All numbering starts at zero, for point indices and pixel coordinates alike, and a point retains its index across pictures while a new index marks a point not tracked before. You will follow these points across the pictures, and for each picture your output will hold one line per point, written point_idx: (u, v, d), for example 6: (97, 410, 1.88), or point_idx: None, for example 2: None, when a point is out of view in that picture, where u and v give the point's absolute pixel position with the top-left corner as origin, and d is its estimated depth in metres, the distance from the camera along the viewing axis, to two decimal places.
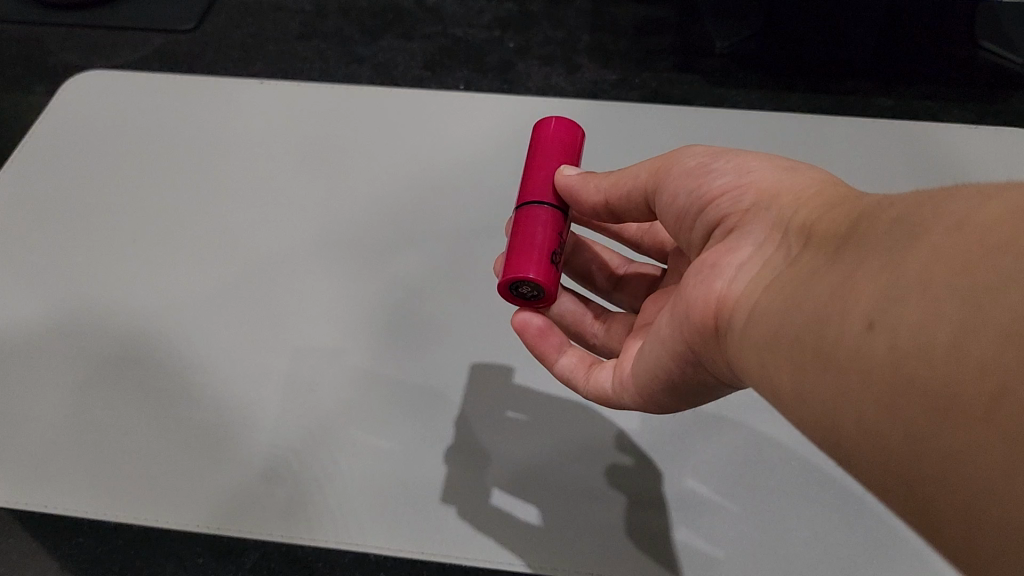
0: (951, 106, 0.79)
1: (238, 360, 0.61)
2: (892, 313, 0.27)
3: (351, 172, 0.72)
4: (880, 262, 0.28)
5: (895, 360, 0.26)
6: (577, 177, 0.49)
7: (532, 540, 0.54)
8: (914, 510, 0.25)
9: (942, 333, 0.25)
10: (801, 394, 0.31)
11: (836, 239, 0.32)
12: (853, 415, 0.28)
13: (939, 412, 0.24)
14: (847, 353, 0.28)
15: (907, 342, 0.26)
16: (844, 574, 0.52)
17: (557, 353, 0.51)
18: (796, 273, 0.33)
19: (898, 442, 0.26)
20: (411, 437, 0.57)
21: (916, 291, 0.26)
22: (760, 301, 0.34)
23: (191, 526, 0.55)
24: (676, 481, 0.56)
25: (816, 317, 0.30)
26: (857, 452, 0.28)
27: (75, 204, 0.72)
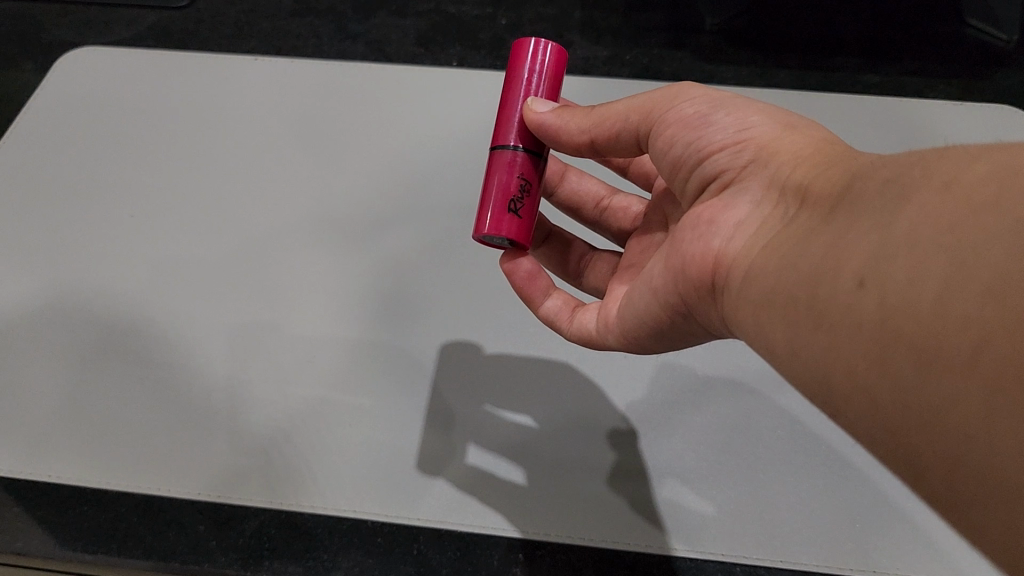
0: (938, 81, 0.80)
1: (238, 332, 0.63)
2: (882, 271, 0.28)
3: (346, 148, 0.73)
4: (873, 222, 0.30)
5: (882, 315, 0.27)
6: (552, 114, 0.48)
7: (524, 506, 0.55)
8: (895, 457, 0.27)
9: (929, 290, 0.26)
10: (793, 349, 0.32)
11: (831, 200, 0.34)
12: (840, 367, 0.29)
13: (920, 365, 0.26)
14: (837, 308, 0.29)
15: (897, 295, 0.27)
16: (828, 539, 0.54)
17: (541, 297, 0.52)
18: (794, 232, 0.35)
19: (882, 392, 0.27)
20: (406, 408, 0.59)
21: (906, 251, 0.28)
22: (757, 261, 0.36)
23: (193, 494, 0.56)
24: (665, 449, 0.57)
25: (810, 274, 0.31)
26: (843, 403, 0.29)
27: (72, 181, 0.73)
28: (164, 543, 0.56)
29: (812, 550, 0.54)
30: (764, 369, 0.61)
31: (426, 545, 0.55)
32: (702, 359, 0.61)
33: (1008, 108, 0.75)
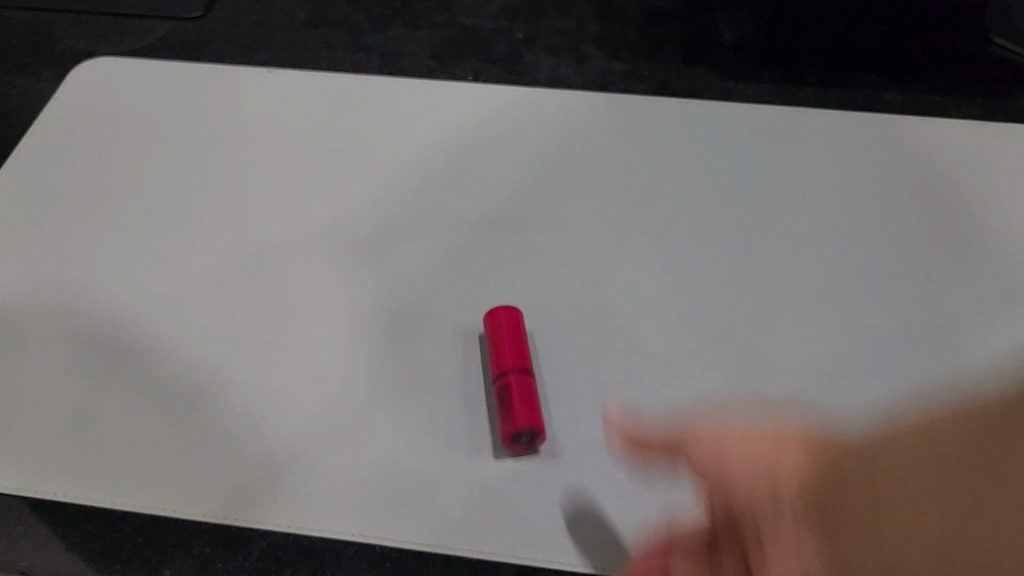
0: (959, 102, 0.79)
1: (247, 348, 0.62)
2: (882, 507, 0.36)
3: (360, 162, 0.73)
4: (866, 462, 0.36)
5: (874, 525, 0.36)
6: None
7: (534, 534, 0.54)
8: (889, 561, 0.36)
9: (911, 509, 0.36)
10: (847, 558, 0.36)
11: (832, 450, 0.37)
12: (866, 549, 0.36)
13: (910, 549, 0.36)
14: (859, 524, 0.35)
15: (896, 519, 0.36)
16: None
17: None
18: (828, 481, 0.36)
19: (889, 563, 0.36)
20: (414, 430, 0.58)
21: (906, 490, 0.36)
22: (783, 483, 0.37)
23: (200, 515, 0.55)
24: (679, 474, 0.56)
25: (832, 499, 0.36)
26: (858, 559, 0.36)
27: (83, 193, 0.72)
28: (170, 564, 0.55)
29: None
30: (781, 393, 0.59)
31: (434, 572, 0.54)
32: (718, 385, 0.60)
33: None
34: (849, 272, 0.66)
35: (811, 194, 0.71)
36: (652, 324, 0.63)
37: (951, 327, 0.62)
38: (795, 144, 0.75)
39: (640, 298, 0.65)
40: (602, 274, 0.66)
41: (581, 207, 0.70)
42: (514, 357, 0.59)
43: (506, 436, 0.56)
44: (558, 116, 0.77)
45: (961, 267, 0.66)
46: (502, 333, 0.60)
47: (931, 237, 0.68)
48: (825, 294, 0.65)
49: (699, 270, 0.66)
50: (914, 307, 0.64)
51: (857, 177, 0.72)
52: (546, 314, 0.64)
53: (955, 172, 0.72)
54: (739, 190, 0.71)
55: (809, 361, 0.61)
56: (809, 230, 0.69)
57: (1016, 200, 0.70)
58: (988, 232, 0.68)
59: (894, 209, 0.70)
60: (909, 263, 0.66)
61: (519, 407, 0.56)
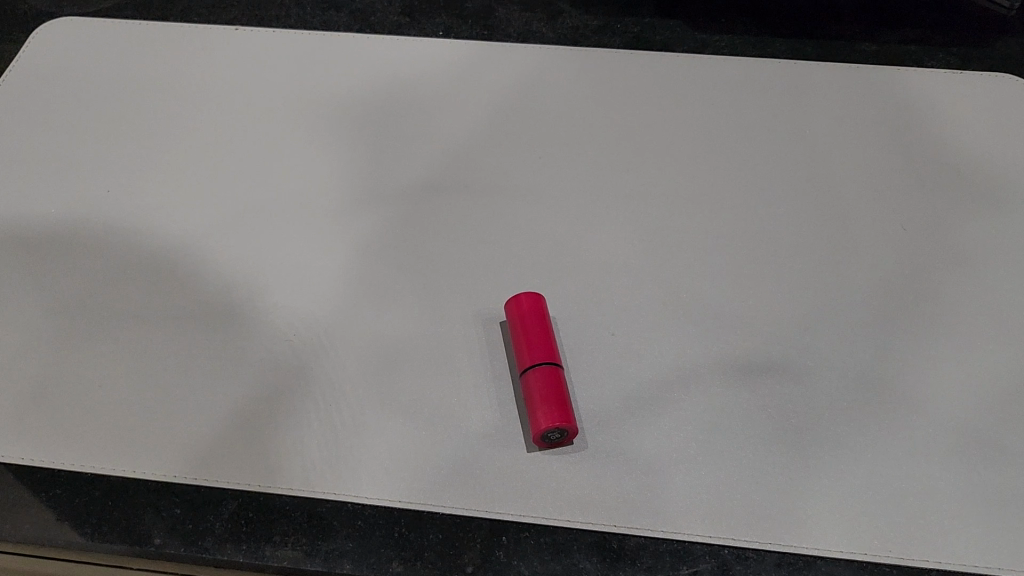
0: (936, 51, 0.78)
1: (217, 306, 0.61)
2: None
3: (330, 120, 0.72)
4: None
5: None
6: None
7: (505, 488, 0.54)
8: None
9: None
10: None
11: None
12: None
13: None
14: None
15: None
16: (816, 519, 0.53)
17: None
18: None
19: None
20: (385, 390, 0.57)
21: None
22: None
23: (168, 476, 0.55)
24: (653, 428, 0.56)
25: None
26: None
27: (47, 154, 0.70)
28: (139, 527, 0.54)
29: (803, 532, 0.52)
30: (753, 350, 0.59)
31: (407, 529, 0.54)
32: (691, 340, 0.60)
33: (1002, 89, 0.74)
34: (823, 226, 0.66)
35: (785, 147, 0.70)
36: (624, 279, 0.63)
37: (923, 282, 0.63)
38: (770, 98, 0.74)
39: (612, 254, 0.64)
40: (575, 231, 0.65)
41: (552, 164, 0.69)
42: (543, 351, 0.55)
43: (536, 433, 0.53)
44: (530, 73, 0.76)
45: (935, 219, 0.66)
46: (527, 322, 0.57)
47: (905, 188, 0.68)
48: (798, 249, 0.64)
49: (672, 226, 0.66)
50: (887, 260, 0.64)
51: (831, 130, 0.71)
52: (519, 272, 0.63)
53: (929, 125, 0.71)
54: (712, 145, 0.71)
55: (781, 316, 0.61)
56: (783, 184, 0.68)
57: (988, 152, 0.70)
58: (961, 183, 0.68)
59: (869, 161, 0.69)
60: (882, 217, 0.66)
61: (553, 403, 0.53)
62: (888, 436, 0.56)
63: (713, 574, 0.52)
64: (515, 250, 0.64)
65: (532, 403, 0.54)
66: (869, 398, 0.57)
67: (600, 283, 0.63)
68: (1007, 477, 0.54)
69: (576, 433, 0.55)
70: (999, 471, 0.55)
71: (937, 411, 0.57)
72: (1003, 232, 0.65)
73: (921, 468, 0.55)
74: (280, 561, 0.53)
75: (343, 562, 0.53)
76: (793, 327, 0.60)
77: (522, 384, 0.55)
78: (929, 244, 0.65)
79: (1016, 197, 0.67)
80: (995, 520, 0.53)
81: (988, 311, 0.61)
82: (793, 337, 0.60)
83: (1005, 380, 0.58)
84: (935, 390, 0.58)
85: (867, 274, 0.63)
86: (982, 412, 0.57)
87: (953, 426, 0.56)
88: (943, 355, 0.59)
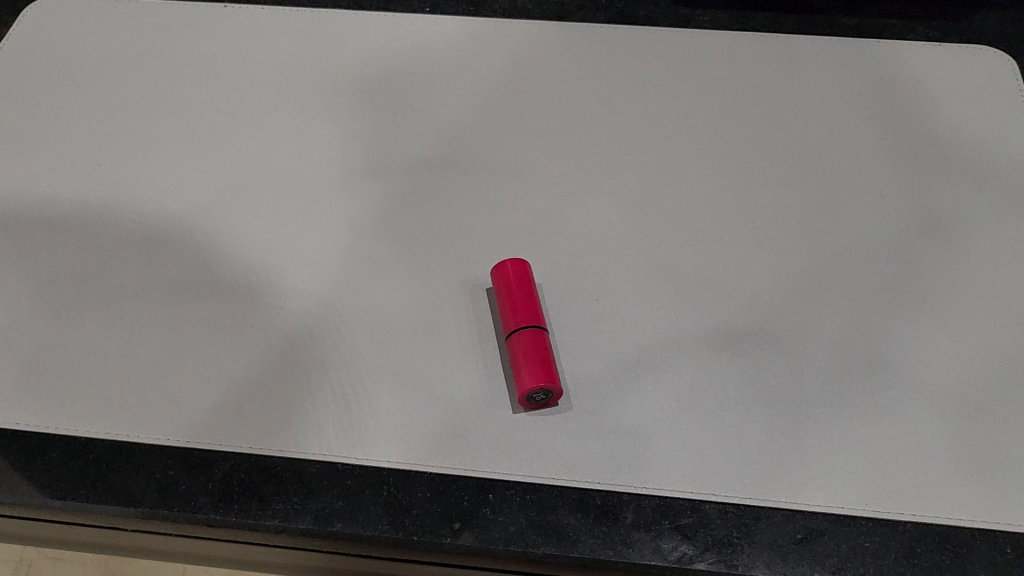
0: (916, 24, 0.79)
1: (209, 276, 0.62)
2: None
3: (319, 95, 0.73)
4: None
5: None
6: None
7: (492, 447, 0.55)
8: None
9: None
10: None
11: None
12: None
13: None
14: None
15: None
16: (795, 474, 0.54)
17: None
18: None
19: None
20: (374, 355, 0.59)
21: None
22: None
23: (162, 439, 0.56)
24: (637, 390, 0.57)
25: None
26: None
27: (37, 128, 0.71)
28: (133, 488, 0.56)
29: (782, 487, 0.54)
30: (735, 315, 0.61)
31: (395, 488, 0.55)
32: (674, 305, 0.61)
33: (980, 60, 0.75)
34: (804, 194, 0.67)
35: (766, 118, 0.71)
36: (608, 247, 0.64)
37: (901, 248, 0.64)
38: (752, 71, 0.75)
39: (597, 222, 0.65)
40: (560, 201, 0.66)
41: (538, 136, 0.70)
42: (528, 314, 0.56)
43: (521, 393, 0.54)
44: (516, 49, 0.77)
45: (913, 187, 0.67)
46: (513, 287, 0.58)
47: (885, 157, 0.69)
48: (779, 216, 0.66)
49: (656, 196, 0.67)
50: (866, 227, 0.65)
51: (812, 102, 0.72)
52: (505, 241, 0.64)
53: (909, 96, 0.73)
54: (695, 117, 0.72)
55: (762, 281, 0.62)
56: (764, 154, 0.69)
57: (967, 121, 0.71)
58: (939, 152, 0.69)
59: (848, 132, 0.71)
60: (862, 185, 0.67)
61: (538, 365, 0.54)
62: (866, 395, 0.57)
63: (695, 528, 0.54)
64: (501, 219, 0.66)
65: (518, 364, 0.55)
66: (847, 359, 0.59)
67: (585, 250, 0.64)
68: (981, 433, 0.56)
69: (560, 394, 0.56)
70: (973, 428, 0.56)
71: (913, 371, 0.58)
72: (980, 199, 0.67)
73: (897, 425, 0.56)
74: (273, 520, 0.55)
75: (334, 521, 0.55)
76: (774, 292, 0.62)
77: (508, 347, 0.56)
78: (908, 212, 0.66)
79: (993, 165, 0.68)
80: (968, 474, 0.54)
81: (964, 274, 0.63)
82: (773, 302, 0.61)
83: (980, 341, 0.60)
84: (911, 351, 0.59)
85: (847, 240, 0.64)
86: (956, 371, 0.58)
87: (928, 385, 0.58)
88: (920, 318, 0.61)
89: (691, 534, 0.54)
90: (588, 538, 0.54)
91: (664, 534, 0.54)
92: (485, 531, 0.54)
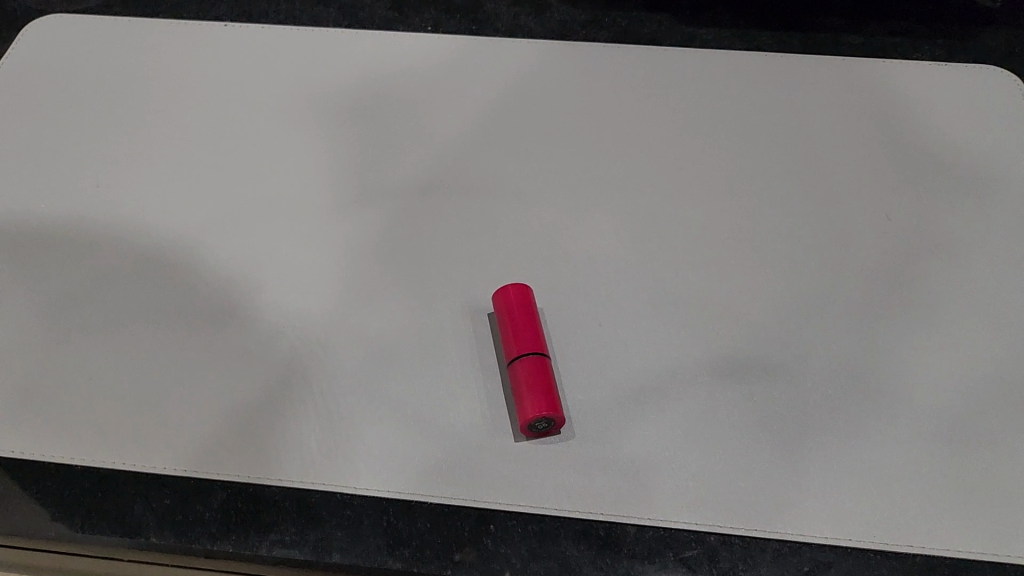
0: (921, 43, 0.78)
1: (207, 300, 0.62)
2: None
3: (320, 116, 0.72)
4: None
5: None
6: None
7: (493, 476, 0.54)
8: None
9: None
10: None
11: None
12: None
13: None
14: None
15: None
16: (801, 504, 0.53)
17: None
18: None
19: None
20: (374, 382, 0.58)
21: None
22: None
23: (159, 467, 0.55)
24: (641, 418, 0.56)
25: None
26: None
27: (36, 148, 0.70)
28: (129, 517, 0.55)
29: (788, 518, 0.53)
30: (740, 341, 0.60)
31: (395, 518, 0.55)
32: (677, 331, 0.60)
33: (987, 80, 0.75)
34: (809, 217, 0.66)
35: (771, 140, 0.71)
36: (611, 271, 0.63)
37: (908, 272, 0.63)
38: (757, 91, 0.74)
39: (600, 246, 0.65)
40: (562, 224, 0.66)
41: (540, 158, 0.70)
42: (531, 341, 0.56)
43: (523, 422, 0.53)
44: (518, 68, 0.76)
45: (920, 209, 0.66)
46: (515, 312, 0.57)
47: (891, 179, 0.68)
48: (784, 239, 0.65)
49: (660, 218, 0.66)
50: (872, 251, 0.64)
51: (817, 123, 0.72)
52: (507, 265, 0.64)
53: (914, 116, 0.72)
54: (699, 138, 0.71)
55: (767, 306, 0.61)
56: (769, 176, 0.68)
57: (974, 142, 0.70)
58: (946, 173, 0.68)
59: (854, 153, 0.70)
60: (868, 207, 0.67)
61: (540, 393, 0.53)
62: (873, 424, 0.56)
63: (700, 560, 0.53)
64: (502, 242, 0.65)
65: (520, 392, 0.54)
66: (854, 386, 0.58)
67: (588, 274, 0.63)
68: (991, 462, 0.55)
69: (563, 422, 0.55)
70: (982, 457, 0.55)
71: (921, 399, 0.57)
72: (988, 222, 0.66)
73: (905, 455, 0.55)
74: (270, 550, 0.54)
75: (332, 552, 0.54)
76: (779, 317, 0.61)
77: (509, 374, 0.56)
78: (915, 235, 0.65)
79: (1000, 187, 0.68)
80: (978, 505, 0.53)
81: (972, 299, 0.62)
82: (779, 328, 0.60)
83: (989, 367, 0.59)
84: (919, 377, 0.58)
85: (853, 264, 0.64)
86: (965, 398, 0.57)
87: (936, 412, 0.57)
88: (927, 343, 0.60)
89: (696, 566, 0.53)
90: (590, 570, 0.53)
91: (667, 565, 0.53)
92: (486, 562, 0.53)
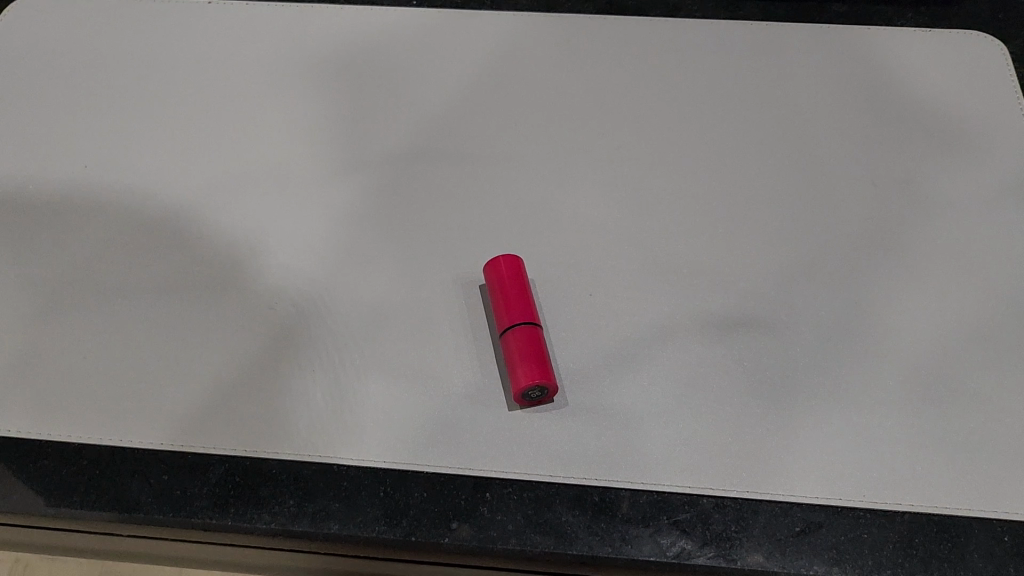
0: (906, 9, 0.78)
1: (199, 276, 0.62)
2: None
3: (307, 92, 0.72)
4: None
5: None
6: None
7: (487, 446, 0.55)
8: None
9: None
10: None
11: None
12: None
13: None
14: None
15: None
16: (791, 466, 0.54)
17: None
18: None
19: None
20: (367, 355, 0.58)
21: None
22: None
23: (156, 444, 0.56)
24: (633, 386, 0.57)
25: None
26: None
27: (22, 128, 0.70)
28: (127, 493, 0.55)
29: (779, 480, 0.54)
30: (729, 308, 0.60)
31: (391, 488, 0.55)
32: (668, 299, 0.61)
33: (970, 46, 0.75)
34: (797, 184, 0.67)
35: (757, 109, 0.71)
36: (601, 241, 0.64)
37: (895, 236, 0.64)
38: (742, 61, 0.74)
39: (589, 217, 0.65)
40: (551, 196, 0.66)
41: (527, 131, 0.70)
42: (522, 311, 0.56)
43: (516, 391, 0.54)
44: (504, 42, 0.76)
45: (906, 175, 0.67)
46: (506, 283, 0.58)
47: (877, 145, 0.69)
48: (772, 207, 0.65)
49: (648, 189, 0.66)
50: (859, 216, 0.65)
51: (804, 91, 0.72)
52: (497, 238, 0.64)
53: (899, 83, 0.72)
54: (686, 109, 0.71)
55: (755, 273, 0.62)
56: (756, 145, 0.69)
57: (958, 108, 0.71)
58: (931, 139, 0.69)
59: (840, 121, 0.70)
60: (854, 174, 0.67)
61: (533, 362, 0.54)
62: (862, 386, 0.57)
63: (693, 523, 0.54)
64: (492, 215, 0.65)
65: (512, 362, 0.55)
66: (842, 350, 0.58)
67: (578, 245, 0.63)
68: (979, 421, 0.56)
69: (556, 391, 0.55)
70: (971, 416, 0.56)
71: (909, 361, 0.58)
72: (973, 186, 0.66)
73: (893, 416, 0.56)
74: (269, 523, 0.54)
75: (331, 523, 0.54)
76: (767, 284, 0.61)
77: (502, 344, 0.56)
78: (901, 200, 0.66)
79: (985, 152, 0.68)
80: (965, 463, 0.54)
81: (959, 263, 0.63)
82: (768, 294, 0.61)
83: (977, 328, 0.60)
84: (907, 340, 0.59)
85: (840, 230, 0.64)
86: (952, 359, 0.58)
87: (924, 374, 0.58)
88: (914, 307, 0.60)
89: (690, 529, 0.54)
90: (586, 535, 0.54)
91: (662, 529, 0.54)
92: (483, 530, 0.54)
